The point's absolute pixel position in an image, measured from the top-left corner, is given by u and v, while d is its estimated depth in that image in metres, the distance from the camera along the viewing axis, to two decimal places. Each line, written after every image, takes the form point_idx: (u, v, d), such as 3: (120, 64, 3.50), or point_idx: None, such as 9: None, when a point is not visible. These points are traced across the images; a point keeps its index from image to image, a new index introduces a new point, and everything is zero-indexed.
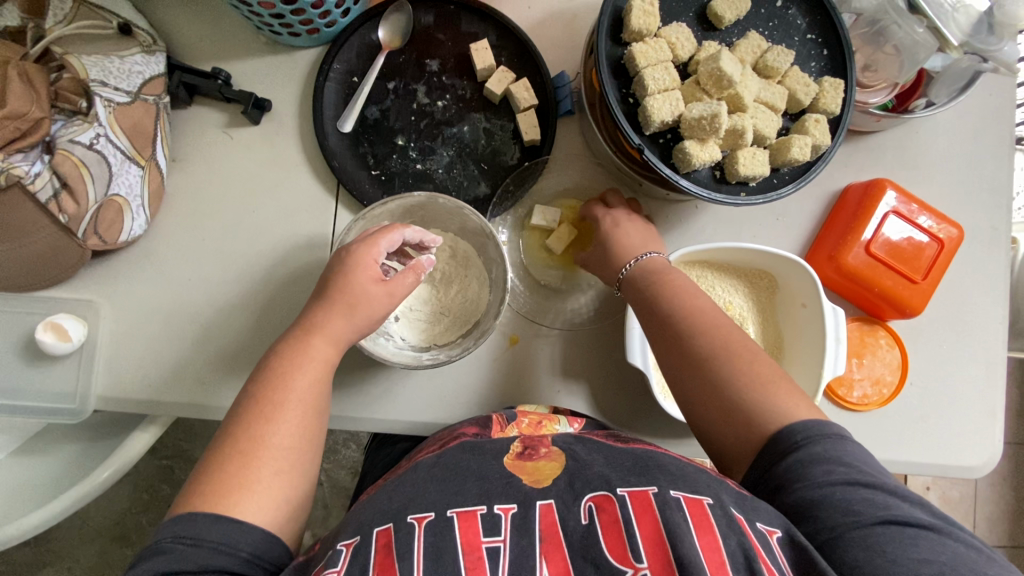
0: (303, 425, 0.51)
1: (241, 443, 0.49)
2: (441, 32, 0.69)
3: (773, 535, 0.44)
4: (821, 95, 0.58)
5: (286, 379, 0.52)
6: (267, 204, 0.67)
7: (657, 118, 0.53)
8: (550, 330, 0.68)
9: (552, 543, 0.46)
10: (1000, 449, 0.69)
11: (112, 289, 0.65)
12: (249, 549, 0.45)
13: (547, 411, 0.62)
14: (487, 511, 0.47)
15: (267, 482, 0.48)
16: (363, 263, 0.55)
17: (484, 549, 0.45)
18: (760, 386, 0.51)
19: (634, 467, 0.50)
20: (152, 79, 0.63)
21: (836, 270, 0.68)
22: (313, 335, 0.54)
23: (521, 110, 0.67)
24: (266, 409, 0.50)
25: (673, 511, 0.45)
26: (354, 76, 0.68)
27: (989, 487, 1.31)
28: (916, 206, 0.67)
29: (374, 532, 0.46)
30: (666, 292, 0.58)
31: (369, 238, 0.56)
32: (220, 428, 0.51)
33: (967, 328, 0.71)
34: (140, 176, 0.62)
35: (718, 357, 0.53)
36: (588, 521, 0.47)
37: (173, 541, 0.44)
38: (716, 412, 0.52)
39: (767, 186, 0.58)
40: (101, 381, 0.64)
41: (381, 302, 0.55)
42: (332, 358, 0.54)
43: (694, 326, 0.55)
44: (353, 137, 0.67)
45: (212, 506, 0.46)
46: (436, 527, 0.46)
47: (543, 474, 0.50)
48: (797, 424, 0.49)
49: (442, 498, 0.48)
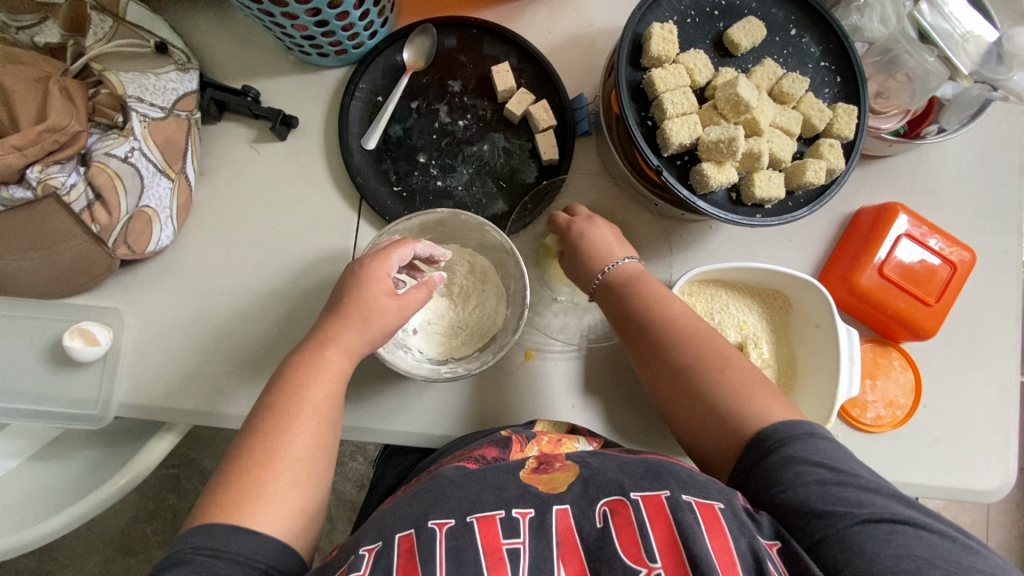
0: (318, 435, 0.52)
1: (257, 454, 0.50)
2: (464, 55, 0.71)
3: (772, 547, 0.45)
4: (835, 120, 0.59)
5: (299, 390, 0.53)
6: (289, 217, 0.69)
7: (676, 140, 0.55)
8: (564, 345, 0.69)
9: (567, 546, 0.47)
10: (1016, 472, 0.69)
11: (137, 298, 0.67)
12: (267, 560, 0.46)
13: (564, 429, 0.62)
14: (506, 515, 0.48)
15: (282, 492, 0.49)
16: (377, 277, 0.56)
17: (504, 551, 0.46)
18: (738, 392, 0.52)
19: (646, 473, 0.50)
20: (185, 95, 0.65)
21: (848, 291, 0.68)
22: (327, 348, 0.55)
23: (540, 130, 0.68)
24: (281, 420, 0.51)
25: (685, 513, 0.46)
26: (378, 95, 0.70)
27: (1001, 514, 1.31)
28: (928, 229, 0.68)
29: (395, 537, 0.47)
30: (647, 305, 0.59)
31: (382, 252, 0.57)
32: (237, 435, 0.52)
33: (979, 350, 0.71)
34: (169, 188, 0.64)
35: (693, 366, 0.54)
36: (603, 524, 0.47)
37: (191, 554, 0.44)
38: (697, 418, 0.53)
39: (782, 209, 0.59)
40: (123, 388, 0.65)
41: (393, 316, 0.57)
42: (345, 368, 0.55)
43: (670, 335, 0.57)
44: (376, 153, 0.69)
45: (230, 517, 0.46)
46: (457, 531, 0.47)
47: (558, 482, 0.51)
48: (769, 427, 0.50)
49: (462, 505, 0.49)
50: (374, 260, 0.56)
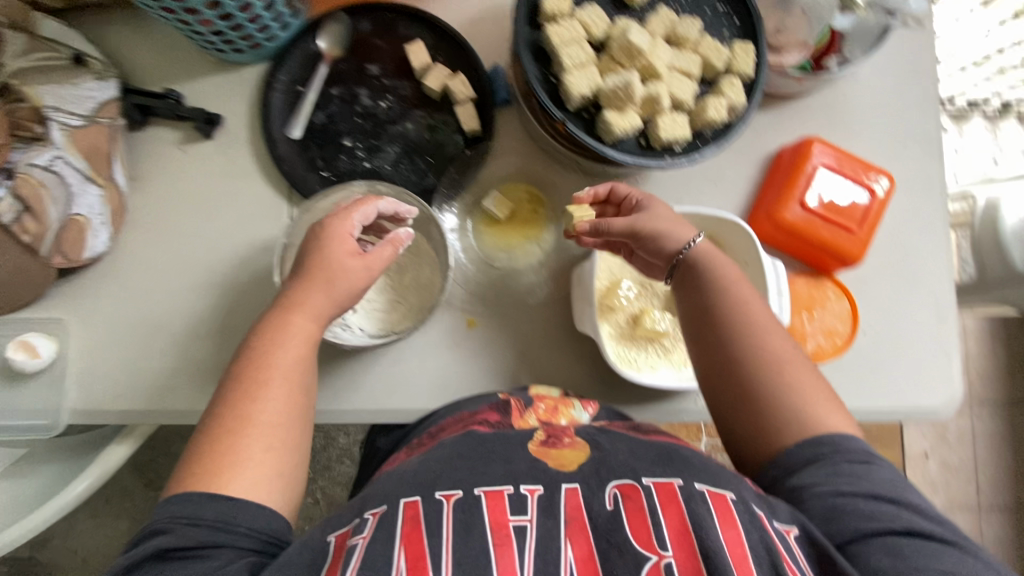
0: (288, 401, 0.54)
1: (229, 422, 0.52)
2: (380, 38, 0.72)
3: (788, 533, 0.48)
4: (733, 59, 0.60)
5: (268, 357, 0.55)
6: (224, 213, 0.70)
7: (576, 92, 0.56)
8: (506, 309, 0.70)
9: (574, 525, 0.48)
10: (960, 387, 0.71)
11: (81, 307, 0.68)
12: (247, 524, 0.49)
13: (559, 394, 0.66)
14: (514, 491, 0.50)
15: (258, 458, 0.51)
16: (339, 237, 0.58)
17: (511, 527, 0.48)
18: (805, 399, 0.55)
19: (657, 458, 0.53)
20: (105, 103, 0.66)
21: (775, 227, 0.70)
22: (293, 313, 0.56)
23: (460, 103, 0.70)
24: (251, 387, 0.53)
25: (698, 503, 0.48)
26: (298, 85, 0.71)
27: (987, 450, 1.33)
28: (845, 159, 0.70)
29: (400, 503, 0.49)
30: (723, 298, 0.58)
31: (342, 211, 0.59)
32: (208, 407, 0.54)
33: (913, 273, 0.72)
34: (100, 195, 0.66)
35: (765, 365, 0.56)
36: (613, 506, 0.49)
37: (169, 522, 0.47)
38: (754, 412, 0.55)
39: (692, 149, 0.60)
40: (73, 395, 0.66)
41: (358, 275, 0.58)
42: (312, 331, 0.56)
43: (748, 331, 0.57)
44: (302, 142, 0.71)
45: (207, 484, 0.49)
46: (464, 505, 0.49)
47: (567, 458, 0.54)
48: (826, 435, 0.53)
49: (469, 477, 0.51)
50: (336, 222, 0.58)
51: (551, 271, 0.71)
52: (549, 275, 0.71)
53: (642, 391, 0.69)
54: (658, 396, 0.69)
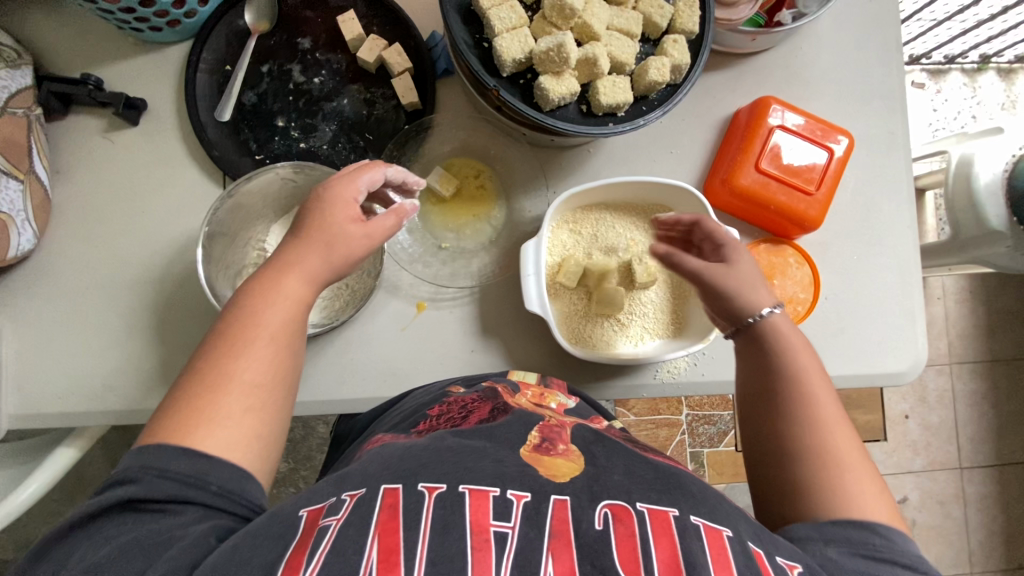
0: (275, 360, 0.48)
1: (206, 377, 0.45)
2: (310, 10, 0.68)
3: (793, 569, 0.40)
4: (677, 15, 0.57)
5: (254, 312, 0.48)
6: (156, 204, 0.67)
7: (508, 57, 0.53)
8: (456, 291, 0.67)
9: (559, 540, 0.39)
10: (925, 350, 0.69)
11: (13, 308, 0.65)
12: (219, 483, 0.42)
13: (538, 381, 0.61)
14: (501, 494, 0.41)
15: (238, 418, 0.45)
16: (340, 202, 0.52)
17: (491, 532, 0.39)
18: (856, 492, 0.46)
19: (656, 483, 0.45)
20: (19, 92, 0.61)
21: (730, 193, 0.67)
22: (286, 273, 0.50)
23: (396, 75, 0.66)
24: (235, 341, 0.47)
25: (692, 540, 0.40)
26: (226, 64, 0.68)
27: (968, 408, 1.33)
28: (802, 118, 0.67)
29: (382, 489, 0.42)
30: (788, 370, 0.53)
31: (349, 174, 0.53)
32: (189, 359, 0.48)
33: (876, 235, 0.70)
34: (21, 190, 0.61)
35: (817, 445, 0.49)
36: (602, 527, 0.40)
37: (139, 471, 0.41)
38: (797, 490, 0.48)
39: (636, 114, 0.57)
40: (11, 400, 0.64)
41: (359, 243, 0.52)
42: (305, 295, 0.51)
43: (802, 407, 0.51)
44: (232, 125, 0.67)
45: (179, 438, 0.43)
46: (446, 500, 0.40)
47: (560, 470, 0.45)
48: (874, 531, 0.44)
49: (456, 471, 0.43)
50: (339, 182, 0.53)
51: (500, 249, 0.69)
52: (497, 252, 0.69)
53: (598, 368, 0.67)
54: (615, 372, 0.67)
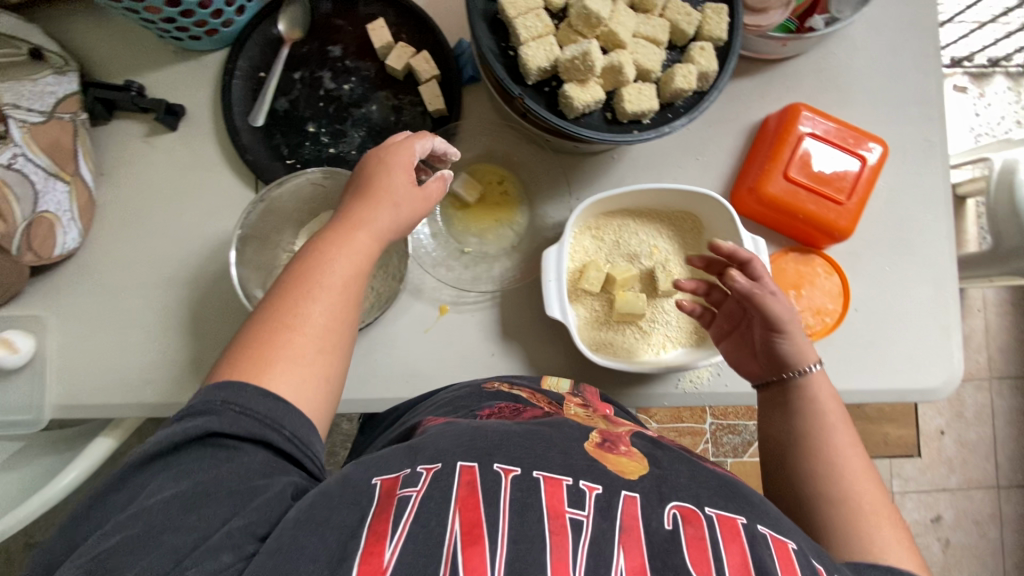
0: (341, 309, 0.51)
1: (281, 318, 0.48)
2: (340, 19, 0.70)
3: None
4: (705, 22, 0.56)
5: (326, 261, 0.51)
6: (192, 206, 0.70)
7: (534, 66, 0.53)
8: (478, 296, 0.68)
9: (630, 535, 0.41)
10: (960, 365, 0.67)
11: (58, 303, 0.69)
12: (292, 428, 0.44)
13: (578, 391, 0.61)
14: (573, 484, 0.43)
15: (311, 359, 0.48)
16: (401, 162, 0.56)
17: (567, 518, 0.41)
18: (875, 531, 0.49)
19: (721, 489, 0.45)
20: (65, 98, 0.65)
21: (757, 201, 0.66)
22: (356, 228, 0.53)
23: (424, 81, 0.68)
24: (308, 287, 0.50)
25: (761, 546, 0.41)
26: (260, 71, 0.70)
27: (1009, 427, 1.27)
28: (834, 125, 0.66)
29: (458, 466, 0.43)
30: (803, 420, 0.56)
31: (405, 141, 0.58)
32: (257, 306, 0.50)
33: (910, 246, 0.68)
34: (67, 192, 0.65)
35: (835, 490, 0.51)
36: (672, 527, 0.42)
37: (221, 404, 0.43)
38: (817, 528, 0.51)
39: (662, 121, 0.57)
40: (54, 390, 0.67)
41: (419, 203, 0.57)
42: (373, 253, 0.54)
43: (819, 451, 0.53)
44: (265, 130, 0.69)
45: (256, 375, 0.45)
46: (523, 484, 0.42)
47: (627, 466, 0.46)
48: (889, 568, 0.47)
49: (530, 456, 0.44)
50: (396, 151, 0.56)
51: (523, 255, 0.69)
52: (519, 257, 0.70)
53: (618, 376, 0.67)
54: (636, 381, 0.67)
